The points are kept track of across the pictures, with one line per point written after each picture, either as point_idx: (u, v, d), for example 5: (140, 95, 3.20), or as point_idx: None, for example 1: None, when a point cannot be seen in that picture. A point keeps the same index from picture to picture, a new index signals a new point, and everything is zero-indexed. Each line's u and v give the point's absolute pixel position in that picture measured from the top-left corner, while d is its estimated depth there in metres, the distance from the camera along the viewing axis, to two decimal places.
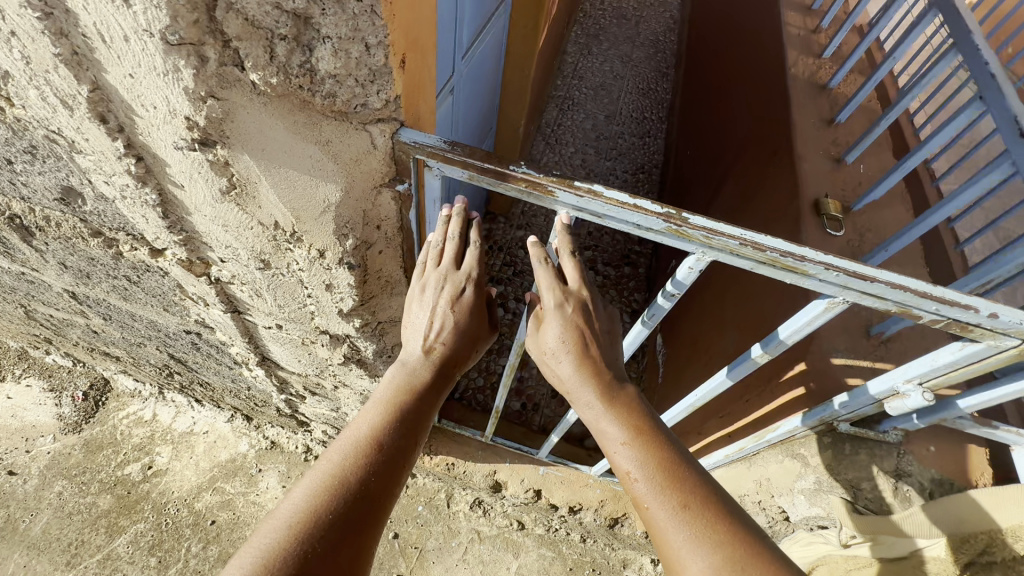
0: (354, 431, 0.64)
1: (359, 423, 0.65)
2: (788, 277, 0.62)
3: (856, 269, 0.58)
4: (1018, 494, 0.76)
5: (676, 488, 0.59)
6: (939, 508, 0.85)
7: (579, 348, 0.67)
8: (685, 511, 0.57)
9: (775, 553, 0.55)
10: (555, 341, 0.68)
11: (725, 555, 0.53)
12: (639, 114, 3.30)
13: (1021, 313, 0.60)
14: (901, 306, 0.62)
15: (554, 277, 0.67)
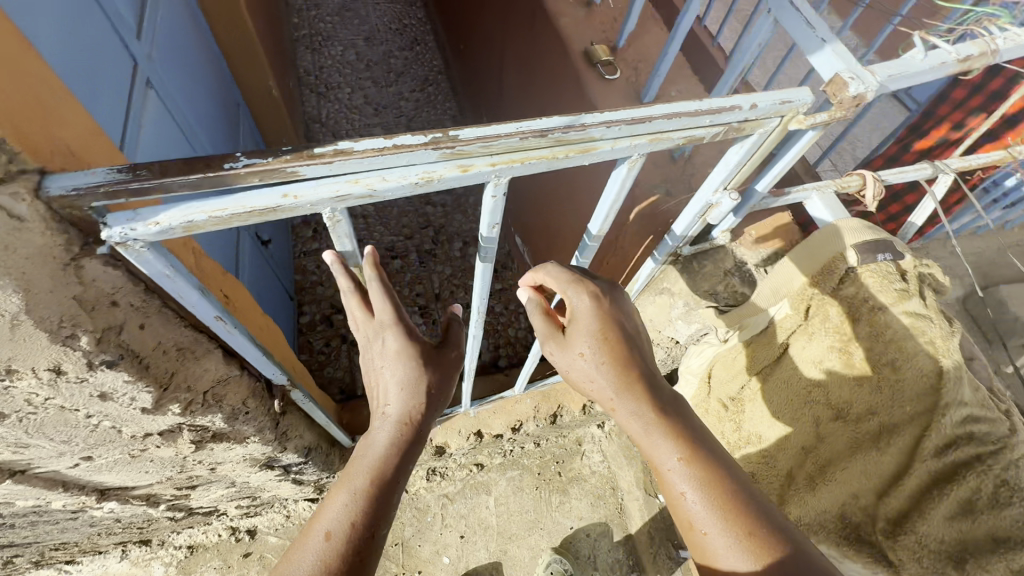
0: (327, 520, 0.68)
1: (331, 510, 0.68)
2: (584, 158, 0.60)
3: (632, 115, 0.57)
4: (824, 237, 0.90)
5: (719, 480, 0.68)
6: (775, 279, 0.98)
7: (607, 356, 0.75)
8: (726, 498, 0.66)
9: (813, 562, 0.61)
10: (581, 357, 0.77)
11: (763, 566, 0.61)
12: (396, 24, 3.02)
13: (771, 94, 0.64)
14: (683, 135, 0.63)
15: (573, 274, 0.77)
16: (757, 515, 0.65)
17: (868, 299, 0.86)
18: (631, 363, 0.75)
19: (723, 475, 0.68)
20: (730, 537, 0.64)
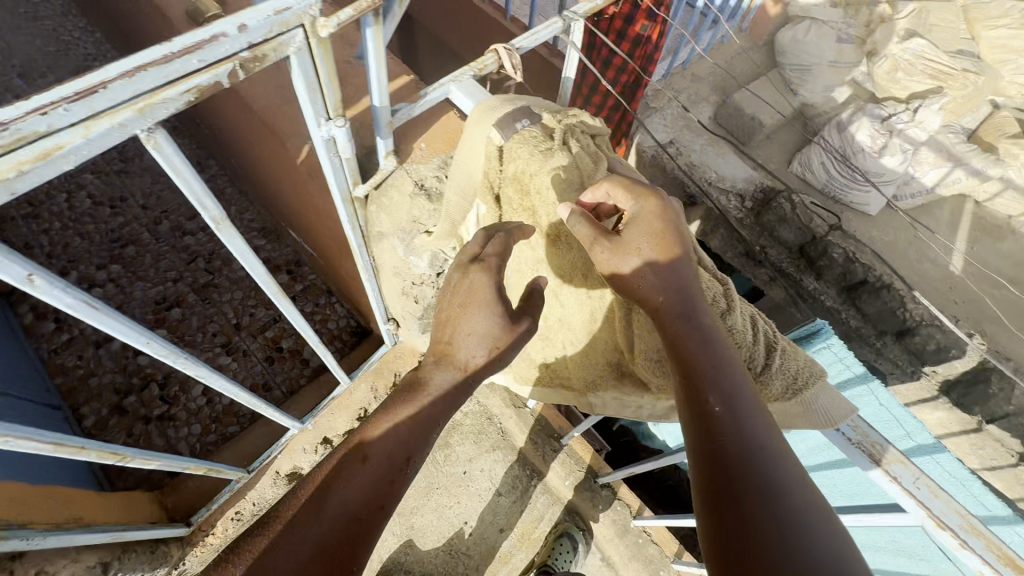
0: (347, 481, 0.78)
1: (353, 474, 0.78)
2: (58, 164, 0.49)
3: (71, 91, 0.47)
4: (470, 126, 0.91)
5: (743, 393, 0.73)
6: (462, 179, 0.98)
7: (659, 256, 0.82)
8: (742, 410, 0.71)
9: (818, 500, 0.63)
10: (636, 255, 0.82)
11: (769, 479, 0.64)
12: (54, 45, 2.45)
13: (262, 6, 0.56)
14: (185, 87, 0.55)
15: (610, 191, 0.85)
16: (762, 432, 0.69)
17: (527, 168, 0.90)
18: (680, 269, 0.81)
19: (746, 392, 0.73)
20: (726, 436, 0.69)
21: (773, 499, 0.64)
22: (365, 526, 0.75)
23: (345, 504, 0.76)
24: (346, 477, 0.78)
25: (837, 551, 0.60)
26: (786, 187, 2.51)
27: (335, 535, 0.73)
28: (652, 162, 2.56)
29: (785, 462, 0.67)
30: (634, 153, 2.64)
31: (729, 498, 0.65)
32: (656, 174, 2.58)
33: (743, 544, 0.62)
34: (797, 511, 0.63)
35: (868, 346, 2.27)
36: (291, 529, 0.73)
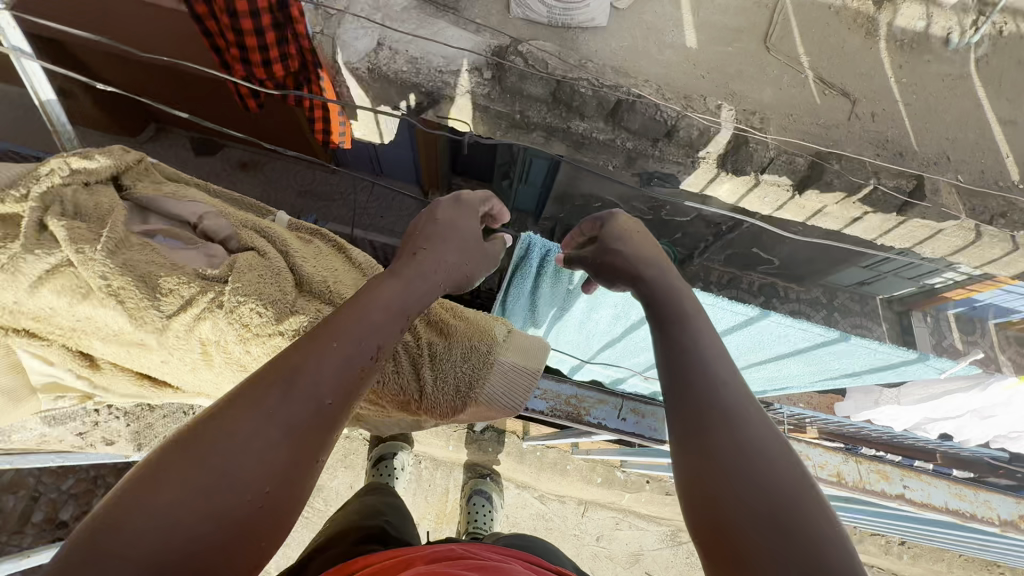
0: (312, 387, 0.89)
1: (316, 373, 0.90)
2: None
3: None
4: None
5: (712, 346, 0.99)
6: None
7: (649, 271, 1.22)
8: (711, 358, 0.96)
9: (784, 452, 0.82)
10: (638, 272, 1.23)
11: (747, 416, 0.86)
12: None
13: None
14: None
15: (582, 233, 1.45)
16: (728, 376, 0.92)
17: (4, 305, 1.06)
18: (654, 271, 1.22)
19: (713, 342, 0.99)
20: (699, 376, 0.92)
21: (732, 426, 0.84)
22: (305, 442, 0.84)
23: (286, 425, 0.83)
24: (308, 366, 0.90)
25: (790, 469, 0.79)
26: (510, 38, 2.31)
27: (278, 458, 0.80)
28: (367, 74, 2.21)
29: (745, 400, 0.88)
30: (348, 72, 2.27)
31: (699, 425, 0.86)
32: (382, 87, 2.26)
33: (703, 460, 0.82)
34: (755, 436, 0.83)
35: (651, 155, 2.28)
36: (228, 439, 0.78)
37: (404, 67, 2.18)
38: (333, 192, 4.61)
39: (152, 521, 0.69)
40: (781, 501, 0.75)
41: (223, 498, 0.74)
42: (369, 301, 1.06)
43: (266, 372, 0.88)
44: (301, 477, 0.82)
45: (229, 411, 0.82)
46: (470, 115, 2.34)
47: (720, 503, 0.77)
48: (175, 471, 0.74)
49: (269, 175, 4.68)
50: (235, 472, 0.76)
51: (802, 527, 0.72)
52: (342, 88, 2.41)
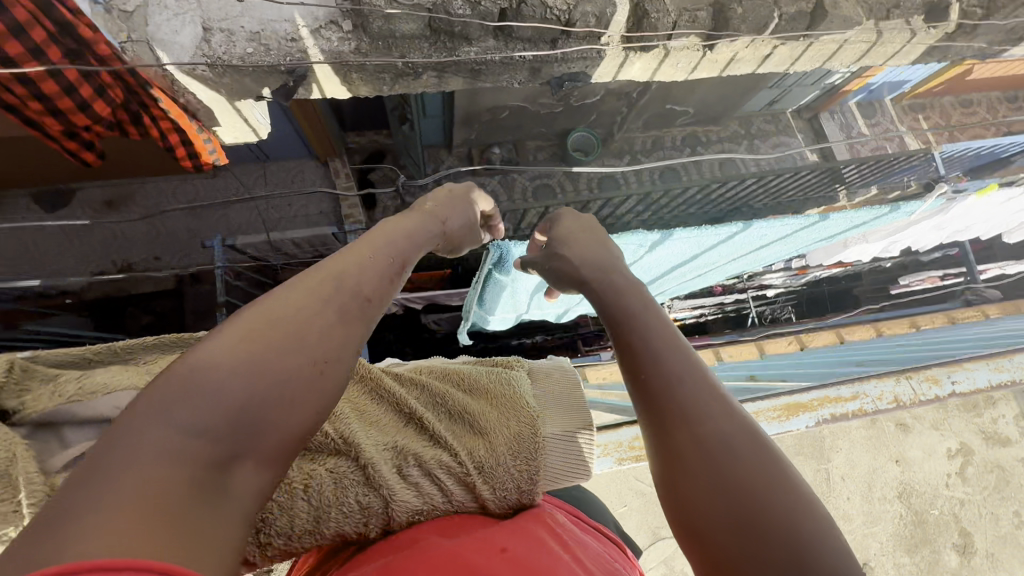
0: (356, 279, 0.86)
1: (356, 272, 0.87)
2: None
3: None
4: None
5: (661, 331, 0.91)
6: None
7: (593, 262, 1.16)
8: (661, 343, 0.88)
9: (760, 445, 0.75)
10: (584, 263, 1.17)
11: (715, 407, 0.79)
12: None
13: None
14: None
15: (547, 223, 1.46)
16: (683, 365, 0.84)
17: None
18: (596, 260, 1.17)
19: (661, 323, 0.92)
20: (648, 368, 0.85)
21: (693, 419, 0.77)
22: (355, 340, 0.80)
23: (340, 318, 0.80)
24: (355, 270, 0.87)
25: (755, 460, 0.72)
26: None
27: (333, 340, 0.77)
28: (211, 72, 1.88)
29: (703, 388, 0.81)
30: (187, 79, 1.90)
31: (659, 421, 0.80)
32: (235, 80, 1.94)
33: (672, 457, 0.76)
34: (719, 426, 0.76)
35: (555, 60, 2.08)
36: (286, 317, 0.74)
37: (250, 52, 1.84)
38: (226, 198, 4.12)
39: (217, 380, 0.65)
40: (756, 495, 0.68)
41: (283, 362, 0.70)
42: (395, 229, 1.06)
43: (320, 268, 0.85)
44: (343, 377, 0.77)
45: (288, 290, 0.78)
46: (348, 79, 2.04)
47: (692, 506, 0.72)
48: (238, 334, 0.70)
49: (145, 205, 4.12)
50: (292, 349, 0.71)
51: (781, 526, 0.65)
52: (187, 100, 2.02)
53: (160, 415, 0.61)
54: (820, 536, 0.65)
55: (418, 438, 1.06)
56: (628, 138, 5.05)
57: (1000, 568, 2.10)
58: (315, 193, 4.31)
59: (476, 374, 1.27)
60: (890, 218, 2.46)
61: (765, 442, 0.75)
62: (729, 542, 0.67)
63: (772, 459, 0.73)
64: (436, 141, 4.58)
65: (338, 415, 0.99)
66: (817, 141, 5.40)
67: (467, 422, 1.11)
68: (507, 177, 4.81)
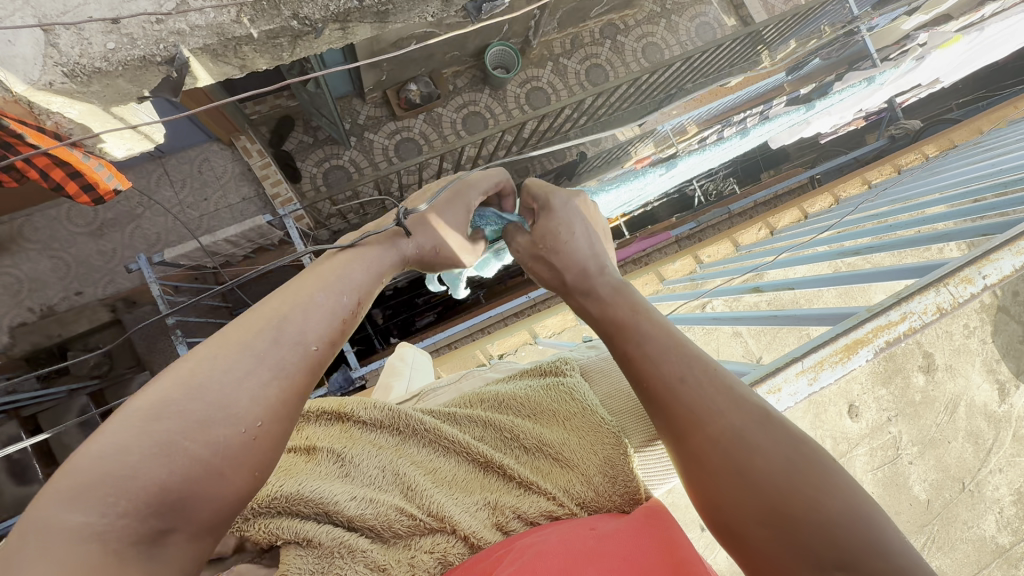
0: (295, 337, 0.87)
1: (302, 325, 0.89)
2: None
3: None
4: None
5: (658, 338, 0.96)
6: None
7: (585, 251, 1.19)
8: (658, 354, 0.93)
9: (776, 426, 0.82)
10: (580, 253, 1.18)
11: (723, 399, 0.86)
12: None
13: None
14: None
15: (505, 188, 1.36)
16: (686, 368, 0.91)
17: None
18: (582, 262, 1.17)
19: (657, 333, 0.96)
20: (657, 383, 0.91)
21: (705, 422, 0.85)
22: (279, 406, 0.81)
23: (262, 386, 0.80)
24: (293, 318, 0.89)
25: (774, 448, 0.79)
26: None
27: (256, 408, 0.78)
28: (74, 84, 1.59)
29: (709, 388, 0.87)
30: (43, 96, 1.60)
31: (677, 428, 0.88)
32: (106, 85, 1.64)
33: (697, 461, 0.84)
34: (732, 424, 0.83)
35: None
36: (192, 393, 0.74)
37: (113, 47, 1.54)
38: (131, 208, 3.63)
39: (128, 467, 0.67)
40: (783, 484, 0.76)
41: (197, 446, 0.72)
42: (337, 270, 1.01)
43: (234, 329, 0.84)
44: (273, 443, 0.79)
45: (201, 352, 0.79)
46: (238, 54, 1.76)
47: (720, 496, 0.82)
48: (148, 416, 0.70)
49: (41, 238, 3.54)
50: (207, 428, 0.73)
51: (806, 508, 0.74)
52: (51, 118, 1.73)
53: (71, 495, 0.64)
54: (851, 508, 0.73)
55: (507, 488, 0.99)
56: (547, 43, 4.72)
57: (958, 375, 2.33)
58: (229, 176, 3.72)
59: (533, 393, 1.18)
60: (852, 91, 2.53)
61: (781, 428, 0.82)
62: (763, 531, 0.77)
63: (792, 444, 0.80)
64: (346, 91, 4.14)
65: (418, 490, 0.93)
66: (733, 4, 5.23)
67: (548, 455, 1.04)
68: (432, 114, 4.47)
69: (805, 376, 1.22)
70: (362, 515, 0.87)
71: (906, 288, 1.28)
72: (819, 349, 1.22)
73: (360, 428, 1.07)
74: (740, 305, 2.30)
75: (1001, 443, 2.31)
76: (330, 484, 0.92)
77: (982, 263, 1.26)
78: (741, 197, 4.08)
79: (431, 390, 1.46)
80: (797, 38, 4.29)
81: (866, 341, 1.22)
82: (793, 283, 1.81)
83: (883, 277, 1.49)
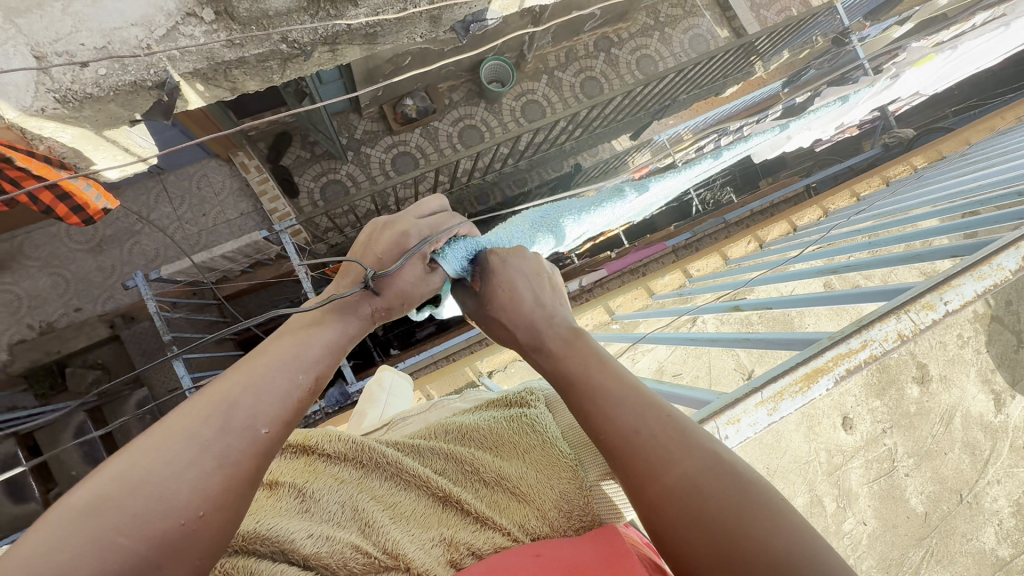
0: (243, 416, 0.86)
1: (254, 405, 0.88)
2: None
3: None
4: None
5: (614, 389, 0.94)
6: None
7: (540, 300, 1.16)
8: (614, 405, 0.91)
9: (730, 471, 0.80)
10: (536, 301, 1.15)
11: (677, 446, 0.84)
12: None
13: None
14: None
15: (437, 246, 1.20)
16: (638, 418, 0.89)
17: None
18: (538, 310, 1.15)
19: (611, 384, 0.94)
20: (613, 436, 0.89)
21: (660, 473, 0.82)
22: (224, 494, 0.80)
23: (206, 473, 0.80)
24: (244, 399, 0.88)
25: (728, 494, 0.78)
26: None
27: (198, 498, 0.78)
28: (66, 109, 1.62)
29: (663, 437, 0.86)
30: (37, 122, 1.63)
31: (634, 480, 0.85)
32: (98, 109, 1.67)
33: (655, 513, 0.81)
34: (686, 473, 0.81)
35: (453, 4, 1.88)
36: (133, 485, 0.75)
37: (104, 73, 1.57)
38: (130, 225, 3.66)
39: (59, 567, 0.67)
40: (737, 529, 0.74)
41: (132, 541, 0.72)
42: (296, 345, 0.99)
43: (184, 412, 0.84)
44: (210, 541, 0.78)
45: (147, 440, 0.80)
46: (229, 77, 1.79)
47: (680, 550, 0.78)
48: (83, 513, 0.71)
49: (41, 255, 3.57)
50: (136, 526, 0.73)
51: (759, 549, 0.72)
52: (45, 143, 1.75)
53: None
54: (804, 548, 0.71)
55: (464, 524, 0.98)
56: (541, 56, 4.77)
57: (953, 386, 2.31)
58: (227, 192, 3.75)
59: (496, 425, 1.17)
60: (827, 109, 2.58)
61: (732, 472, 0.80)
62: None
63: (744, 487, 0.78)
64: (342, 107, 4.19)
65: (375, 526, 0.93)
66: (726, 16, 5.28)
67: (506, 489, 1.04)
68: (428, 128, 4.51)
69: (765, 407, 1.21)
70: (317, 554, 0.86)
71: (868, 314, 1.29)
72: (778, 379, 1.21)
73: (325, 461, 1.07)
74: (730, 321, 2.30)
75: (997, 453, 2.30)
76: (288, 520, 0.91)
77: (943, 289, 1.27)
78: (737, 206, 4.08)
79: (400, 420, 1.46)
80: (790, 49, 4.33)
81: (826, 369, 1.22)
82: (772, 302, 1.83)
83: (856, 300, 1.52)
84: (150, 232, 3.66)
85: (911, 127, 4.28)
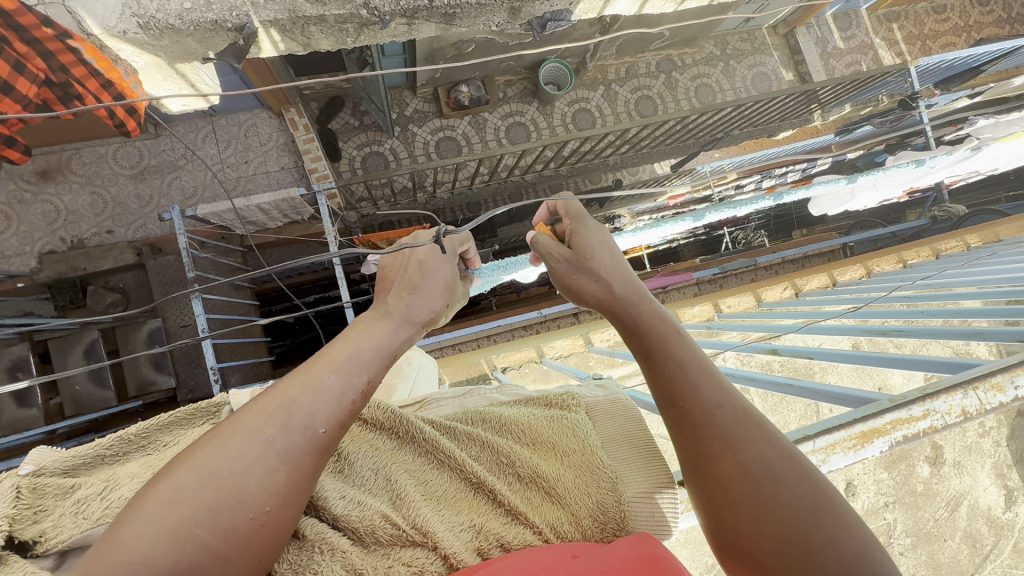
0: (308, 416, 0.81)
1: (318, 406, 0.83)
2: None
3: None
4: None
5: (698, 364, 0.95)
6: None
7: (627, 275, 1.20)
8: (698, 378, 0.92)
9: (805, 464, 0.83)
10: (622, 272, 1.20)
11: (757, 432, 0.85)
12: None
13: None
14: None
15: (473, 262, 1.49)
16: (722, 396, 0.90)
17: None
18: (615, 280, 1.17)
19: (698, 359, 0.96)
20: (693, 405, 0.90)
21: (738, 450, 0.84)
22: (288, 489, 0.77)
23: (272, 468, 0.76)
24: (308, 398, 0.83)
25: (802, 485, 0.80)
26: None
27: (264, 493, 0.74)
28: (146, 36, 1.65)
29: (746, 420, 0.87)
30: (116, 42, 1.67)
31: (707, 452, 0.86)
32: (175, 41, 1.70)
33: (722, 485, 0.83)
34: (766, 456, 0.82)
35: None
36: (205, 478, 0.71)
37: (189, 7, 1.60)
38: (174, 159, 3.73)
39: (138, 555, 0.64)
40: (807, 518, 0.77)
41: (206, 534, 0.69)
42: (351, 347, 0.93)
43: (245, 410, 0.80)
44: (278, 528, 0.76)
45: (213, 436, 0.77)
46: (305, 33, 1.81)
47: (742, 524, 0.80)
48: (158, 504, 0.68)
49: (86, 172, 3.66)
50: (211, 516, 0.70)
51: (827, 540, 0.75)
52: (120, 64, 1.82)
53: None
54: (866, 549, 0.75)
55: (495, 514, 0.97)
56: (601, 67, 4.75)
57: (965, 473, 2.23)
58: (273, 145, 3.81)
59: (537, 421, 1.14)
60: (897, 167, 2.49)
61: (808, 466, 0.83)
62: (782, 559, 0.76)
63: (816, 479, 0.81)
64: (398, 82, 4.21)
65: (406, 500, 0.93)
66: (794, 59, 5.16)
67: (541, 487, 1.01)
68: (478, 118, 4.52)
69: (814, 457, 1.17)
70: (348, 517, 0.88)
71: (931, 385, 1.24)
72: (833, 432, 1.17)
73: (363, 425, 1.08)
74: (751, 361, 2.26)
75: (998, 551, 2.25)
76: (324, 478, 0.94)
77: (1015, 372, 1.22)
78: (769, 251, 4.02)
79: (434, 399, 1.43)
80: (853, 103, 4.24)
81: (883, 431, 1.17)
82: (811, 352, 1.75)
83: (905, 365, 1.45)
84: (192, 170, 3.73)
85: (963, 204, 4.17)
